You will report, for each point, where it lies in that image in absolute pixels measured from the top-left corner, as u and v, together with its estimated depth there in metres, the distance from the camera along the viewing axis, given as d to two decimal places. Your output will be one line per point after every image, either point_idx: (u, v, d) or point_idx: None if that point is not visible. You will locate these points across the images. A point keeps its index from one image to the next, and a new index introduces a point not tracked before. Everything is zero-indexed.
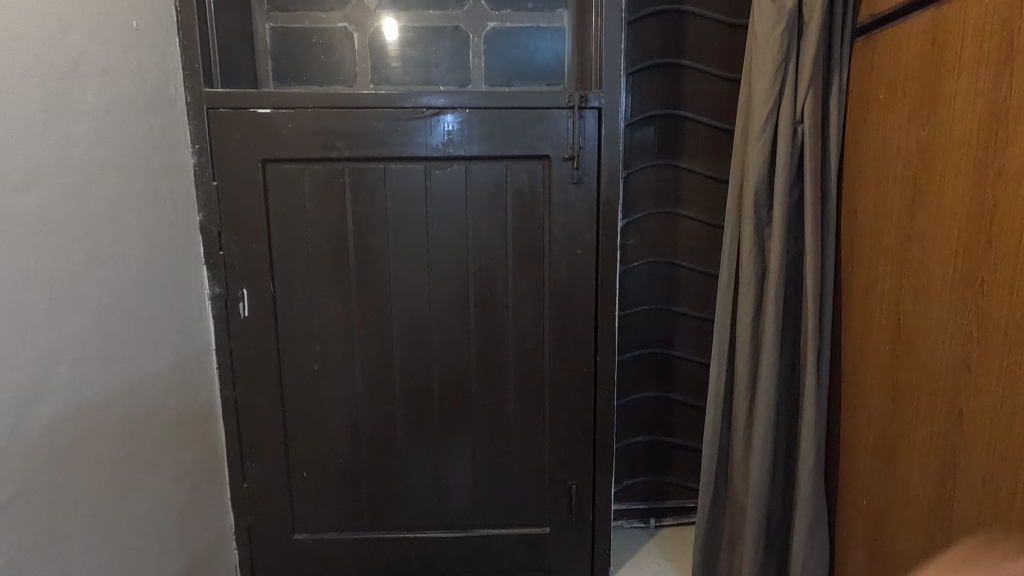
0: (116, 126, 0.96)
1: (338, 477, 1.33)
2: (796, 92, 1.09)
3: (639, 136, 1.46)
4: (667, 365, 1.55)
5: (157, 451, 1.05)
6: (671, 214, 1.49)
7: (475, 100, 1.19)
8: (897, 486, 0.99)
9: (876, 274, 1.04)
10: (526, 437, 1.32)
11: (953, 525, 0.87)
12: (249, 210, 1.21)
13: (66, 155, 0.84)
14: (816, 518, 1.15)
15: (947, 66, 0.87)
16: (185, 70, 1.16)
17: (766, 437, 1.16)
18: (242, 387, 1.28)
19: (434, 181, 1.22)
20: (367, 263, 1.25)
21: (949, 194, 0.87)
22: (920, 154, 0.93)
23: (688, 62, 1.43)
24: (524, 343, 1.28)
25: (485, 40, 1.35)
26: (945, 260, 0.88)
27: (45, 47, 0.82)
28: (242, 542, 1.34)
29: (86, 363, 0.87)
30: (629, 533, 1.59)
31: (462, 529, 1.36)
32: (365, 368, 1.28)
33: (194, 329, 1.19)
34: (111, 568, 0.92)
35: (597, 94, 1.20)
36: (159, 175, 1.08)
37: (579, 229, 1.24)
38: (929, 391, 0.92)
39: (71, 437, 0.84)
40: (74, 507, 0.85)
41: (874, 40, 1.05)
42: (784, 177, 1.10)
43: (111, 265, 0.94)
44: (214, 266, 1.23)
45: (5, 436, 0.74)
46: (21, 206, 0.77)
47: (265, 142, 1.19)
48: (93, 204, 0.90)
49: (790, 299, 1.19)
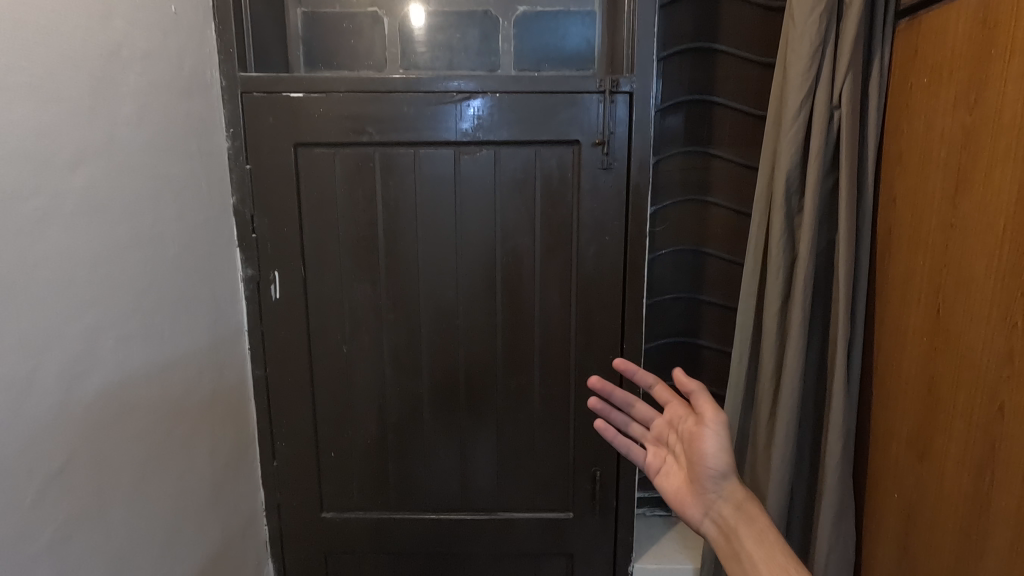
0: (156, 109, 0.98)
1: (365, 459, 1.35)
2: (834, 76, 1.06)
3: (669, 122, 1.44)
4: (693, 354, 1.54)
5: (194, 428, 1.07)
6: (700, 202, 1.47)
7: (505, 84, 1.19)
8: (932, 480, 0.97)
9: (914, 263, 1.02)
10: (552, 423, 1.33)
11: (990, 522, 0.85)
12: (282, 193, 1.23)
13: (110, 138, 0.86)
14: (842, 510, 1.14)
15: (997, 49, 0.84)
16: (220, 55, 1.17)
17: (790, 425, 1.14)
18: (273, 366, 1.30)
19: (462, 166, 1.23)
20: (396, 248, 1.25)
21: (996, 182, 0.84)
22: (965, 140, 0.90)
23: (720, 47, 1.40)
24: (550, 328, 1.28)
25: (514, 25, 1.34)
26: (989, 250, 0.85)
27: (90, 31, 0.83)
28: (271, 518, 1.37)
29: (128, 340, 0.90)
30: (650, 521, 1.55)
31: (486, 512, 1.37)
32: (393, 351, 1.30)
33: (228, 310, 1.21)
34: (153, 537, 0.95)
35: (628, 79, 1.18)
36: (196, 158, 1.10)
37: (608, 215, 1.23)
38: (969, 384, 0.89)
39: (117, 413, 0.87)
40: (118, 479, 0.88)
41: (919, 21, 1.02)
42: (818, 164, 1.08)
43: (151, 244, 0.96)
44: (247, 249, 1.25)
45: (57, 408, 0.76)
46: (69, 185, 0.79)
47: (298, 126, 1.20)
48: (135, 185, 0.92)
49: (821, 289, 1.17)
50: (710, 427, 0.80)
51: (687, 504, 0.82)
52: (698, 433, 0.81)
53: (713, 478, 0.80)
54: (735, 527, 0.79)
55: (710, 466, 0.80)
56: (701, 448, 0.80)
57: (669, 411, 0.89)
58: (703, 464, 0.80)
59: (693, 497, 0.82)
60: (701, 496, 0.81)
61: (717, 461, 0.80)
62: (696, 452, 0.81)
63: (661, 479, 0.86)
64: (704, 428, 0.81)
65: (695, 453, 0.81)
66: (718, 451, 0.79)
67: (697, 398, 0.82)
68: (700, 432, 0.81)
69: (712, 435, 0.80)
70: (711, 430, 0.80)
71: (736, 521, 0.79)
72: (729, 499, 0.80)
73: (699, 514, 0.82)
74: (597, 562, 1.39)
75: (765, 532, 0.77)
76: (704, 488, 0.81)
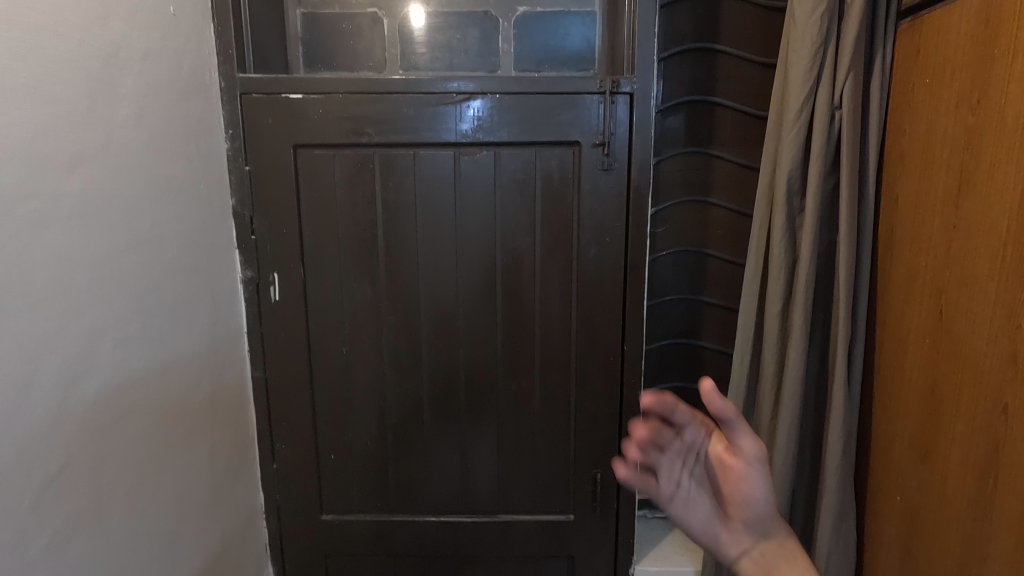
0: (155, 111, 0.97)
1: (365, 461, 1.34)
2: (835, 77, 1.06)
3: (669, 123, 1.44)
4: (694, 356, 1.53)
5: (194, 430, 1.07)
6: (701, 203, 1.46)
7: (505, 85, 1.18)
8: (935, 483, 0.97)
9: (916, 265, 1.01)
10: (552, 425, 1.32)
11: (994, 525, 0.84)
12: (281, 194, 1.22)
13: (108, 139, 0.86)
14: (844, 512, 1.13)
15: (1001, 49, 0.83)
16: (219, 56, 1.17)
17: (791, 427, 1.14)
18: (273, 368, 1.30)
19: (462, 167, 1.22)
20: (396, 249, 1.25)
21: (1000, 183, 0.83)
22: (968, 141, 0.90)
23: (721, 47, 1.39)
24: (551, 330, 1.28)
25: (514, 25, 1.33)
26: (992, 251, 0.85)
27: (88, 33, 0.83)
28: (271, 520, 1.36)
29: (127, 343, 0.89)
30: (650, 523, 1.54)
31: (486, 514, 1.36)
32: (393, 352, 1.29)
33: (227, 312, 1.21)
34: (152, 540, 0.95)
35: (629, 79, 1.18)
36: (195, 159, 1.09)
37: (608, 216, 1.22)
38: (972, 386, 0.89)
39: (115, 416, 0.86)
40: (118, 481, 0.87)
41: (921, 22, 1.01)
42: (820, 165, 1.08)
43: (150, 246, 0.96)
44: (247, 251, 1.24)
45: (56, 411, 0.76)
46: (67, 187, 0.78)
47: (297, 128, 1.20)
48: (133, 186, 0.92)
49: (822, 290, 1.17)
50: (753, 462, 0.68)
51: (720, 542, 0.72)
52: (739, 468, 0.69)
53: (755, 517, 0.70)
54: (776, 567, 0.70)
55: (755, 504, 0.69)
56: (746, 486, 0.69)
57: (683, 432, 0.74)
58: (746, 503, 0.69)
59: (728, 536, 0.71)
60: (738, 535, 0.71)
61: (762, 499, 0.69)
62: (737, 488, 0.69)
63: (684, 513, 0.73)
64: (746, 462, 0.68)
65: (737, 491, 0.69)
66: (761, 485, 0.69)
67: (741, 432, 0.67)
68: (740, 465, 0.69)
69: (755, 471, 0.68)
70: (755, 465, 0.68)
71: (778, 562, 0.70)
72: (771, 537, 0.71)
73: (733, 554, 0.71)
74: (597, 564, 1.38)
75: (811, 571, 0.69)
76: (743, 528, 0.70)
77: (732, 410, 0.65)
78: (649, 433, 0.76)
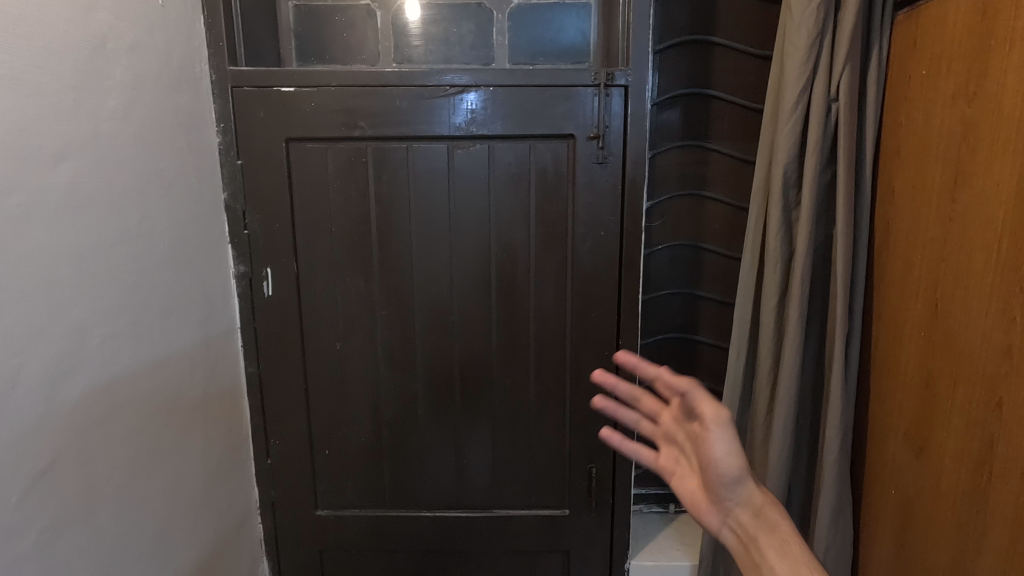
0: (143, 103, 0.96)
1: (360, 456, 1.34)
2: (831, 68, 1.05)
3: (665, 116, 1.43)
4: (690, 350, 1.53)
5: (185, 425, 1.06)
6: (697, 197, 1.45)
7: (499, 78, 1.17)
8: (930, 477, 0.96)
9: (912, 257, 1.01)
10: (548, 420, 1.32)
11: (988, 519, 0.84)
12: (273, 188, 1.21)
13: (95, 132, 0.85)
14: (840, 507, 1.13)
15: (997, 39, 0.82)
16: (210, 48, 1.16)
17: (787, 421, 1.13)
18: (266, 364, 1.29)
19: (456, 160, 1.21)
20: (389, 244, 1.24)
21: (996, 174, 0.82)
22: (964, 133, 0.89)
23: (717, 39, 1.38)
24: (546, 324, 1.27)
25: (509, 17, 1.32)
26: (988, 243, 0.84)
27: (74, 24, 0.82)
28: (266, 515, 1.36)
29: (116, 338, 0.89)
30: (646, 518, 1.54)
31: (481, 509, 1.36)
32: (388, 348, 1.29)
33: (219, 308, 1.20)
34: (143, 537, 0.94)
35: (624, 72, 1.17)
36: (185, 153, 1.08)
37: (603, 209, 1.21)
38: (967, 379, 0.88)
39: (104, 412, 0.86)
40: (107, 478, 0.87)
41: (917, 12, 1.01)
42: (816, 157, 1.07)
43: (139, 240, 0.95)
44: (239, 245, 1.23)
45: (43, 406, 0.75)
46: (53, 179, 0.77)
47: (289, 121, 1.19)
48: (122, 180, 0.91)
49: (818, 284, 1.16)
50: (713, 426, 0.74)
51: (703, 511, 0.77)
52: (702, 432, 0.76)
53: (727, 485, 0.74)
54: (756, 537, 0.73)
55: (722, 469, 0.74)
56: (710, 450, 0.74)
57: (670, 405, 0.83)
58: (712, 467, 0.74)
59: (708, 504, 0.76)
60: (716, 503, 0.76)
61: (729, 465, 0.74)
62: (704, 455, 0.75)
63: (676, 481, 0.80)
64: (709, 428, 0.74)
65: (704, 456, 0.75)
66: (727, 450, 0.73)
67: (697, 398, 0.76)
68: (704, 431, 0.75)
69: (716, 436, 0.74)
70: (716, 430, 0.74)
71: (757, 531, 0.73)
72: (747, 505, 0.74)
73: (718, 522, 0.76)
74: (593, 559, 1.38)
75: (789, 542, 0.71)
76: (717, 495, 0.75)
77: (672, 375, 0.75)
78: (651, 409, 0.85)
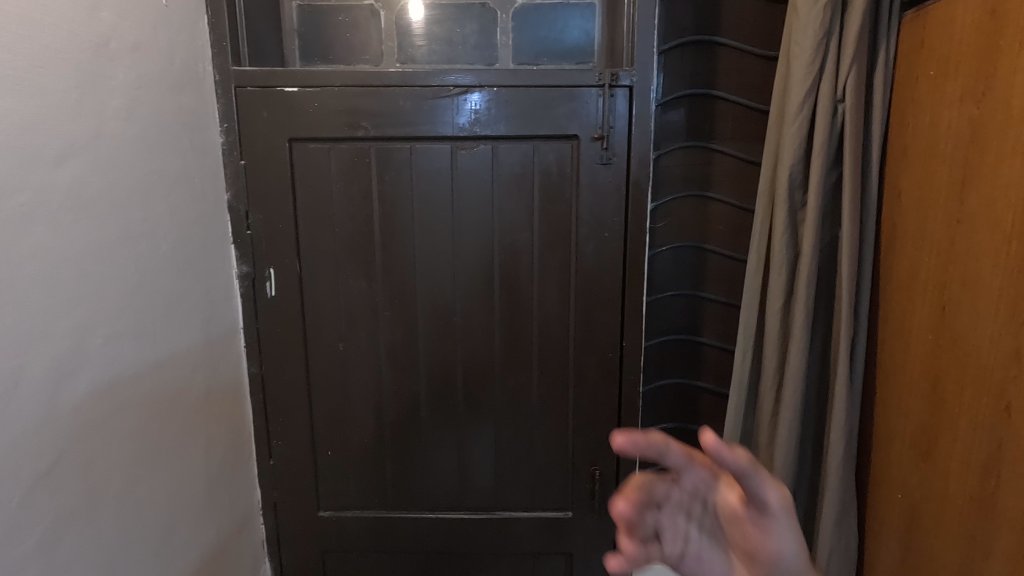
0: (146, 103, 0.96)
1: (362, 457, 1.33)
2: (838, 69, 1.04)
3: (669, 117, 1.42)
4: (693, 352, 1.52)
5: (188, 428, 1.06)
6: (701, 198, 1.45)
7: (503, 78, 1.17)
8: (936, 481, 0.96)
9: (918, 260, 1.00)
10: (551, 421, 1.31)
11: (996, 524, 0.83)
12: (276, 189, 1.21)
13: (97, 131, 0.85)
14: (845, 511, 1.12)
15: (1006, 40, 0.81)
16: (214, 49, 1.16)
17: (792, 425, 1.13)
18: (269, 364, 1.29)
19: (460, 161, 1.21)
20: (392, 245, 1.24)
21: (1004, 177, 0.82)
22: (972, 135, 0.88)
23: (722, 40, 1.38)
24: (549, 325, 1.27)
25: (513, 17, 1.31)
26: (996, 246, 0.83)
27: (77, 24, 0.82)
28: (268, 516, 1.36)
29: (119, 338, 0.88)
30: None
31: (484, 511, 1.36)
32: (391, 348, 1.28)
33: (222, 309, 1.20)
34: (145, 539, 0.94)
35: (628, 72, 1.17)
36: (188, 152, 1.08)
37: (607, 210, 1.21)
38: (975, 383, 0.87)
39: (107, 412, 0.86)
40: (109, 479, 0.86)
41: (925, 13, 1.00)
42: (823, 158, 1.06)
43: (142, 241, 0.95)
44: (242, 245, 1.23)
45: (44, 408, 0.75)
46: (55, 179, 0.77)
47: (292, 121, 1.18)
48: (125, 181, 0.91)
49: (823, 286, 1.15)
50: (778, 514, 0.56)
51: None
52: (762, 523, 0.57)
53: None
54: None
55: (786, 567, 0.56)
56: (772, 540, 0.57)
57: (683, 481, 0.63)
58: (774, 561, 0.57)
59: None
60: None
61: (795, 559, 0.57)
62: (763, 549, 0.57)
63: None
64: (770, 516, 0.56)
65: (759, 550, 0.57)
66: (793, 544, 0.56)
67: (755, 481, 0.55)
68: (762, 514, 0.57)
69: (782, 526, 0.56)
70: (783, 518, 0.56)
71: None
72: None
73: None
74: (596, 561, 1.38)
75: None
76: None
77: (739, 457, 0.53)
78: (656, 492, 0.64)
